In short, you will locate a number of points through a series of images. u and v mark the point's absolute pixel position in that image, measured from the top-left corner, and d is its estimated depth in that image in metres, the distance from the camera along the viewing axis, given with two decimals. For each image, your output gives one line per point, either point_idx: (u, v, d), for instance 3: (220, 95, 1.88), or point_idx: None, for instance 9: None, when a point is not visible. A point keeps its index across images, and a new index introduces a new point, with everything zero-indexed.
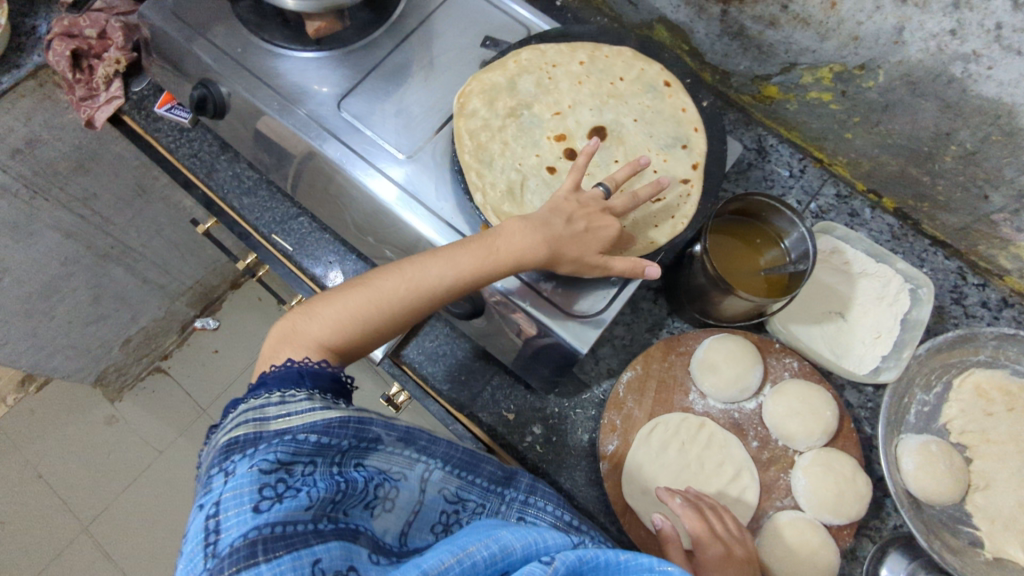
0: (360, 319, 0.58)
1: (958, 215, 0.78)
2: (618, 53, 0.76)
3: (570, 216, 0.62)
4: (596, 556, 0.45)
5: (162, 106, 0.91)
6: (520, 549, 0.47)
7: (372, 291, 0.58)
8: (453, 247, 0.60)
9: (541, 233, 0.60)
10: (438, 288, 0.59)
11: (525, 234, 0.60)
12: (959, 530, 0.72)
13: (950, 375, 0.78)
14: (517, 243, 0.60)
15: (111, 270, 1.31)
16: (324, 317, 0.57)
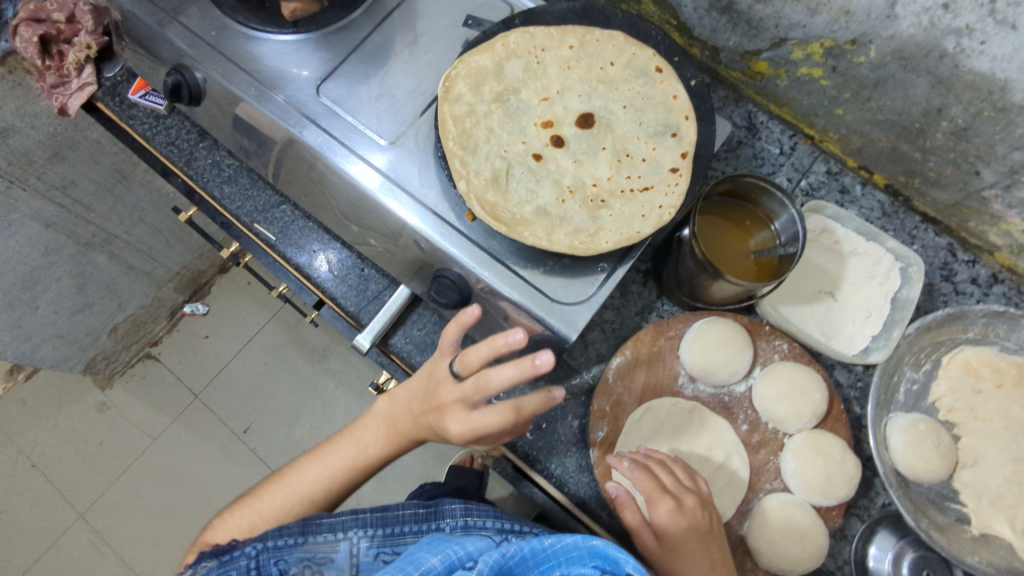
0: (261, 521, 0.63)
1: (950, 191, 0.77)
2: (609, 36, 0.73)
3: (422, 406, 0.60)
4: (518, 551, 0.55)
5: (135, 94, 0.89)
6: (442, 563, 0.53)
7: (264, 505, 0.63)
8: (339, 445, 0.65)
9: (397, 428, 0.62)
10: (321, 487, 0.63)
11: (386, 429, 0.63)
12: (947, 507, 0.72)
13: (939, 353, 0.77)
14: (387, 427, 0.63)
15: (95, 257, 1.31)
16: (239, 519, 0.64)
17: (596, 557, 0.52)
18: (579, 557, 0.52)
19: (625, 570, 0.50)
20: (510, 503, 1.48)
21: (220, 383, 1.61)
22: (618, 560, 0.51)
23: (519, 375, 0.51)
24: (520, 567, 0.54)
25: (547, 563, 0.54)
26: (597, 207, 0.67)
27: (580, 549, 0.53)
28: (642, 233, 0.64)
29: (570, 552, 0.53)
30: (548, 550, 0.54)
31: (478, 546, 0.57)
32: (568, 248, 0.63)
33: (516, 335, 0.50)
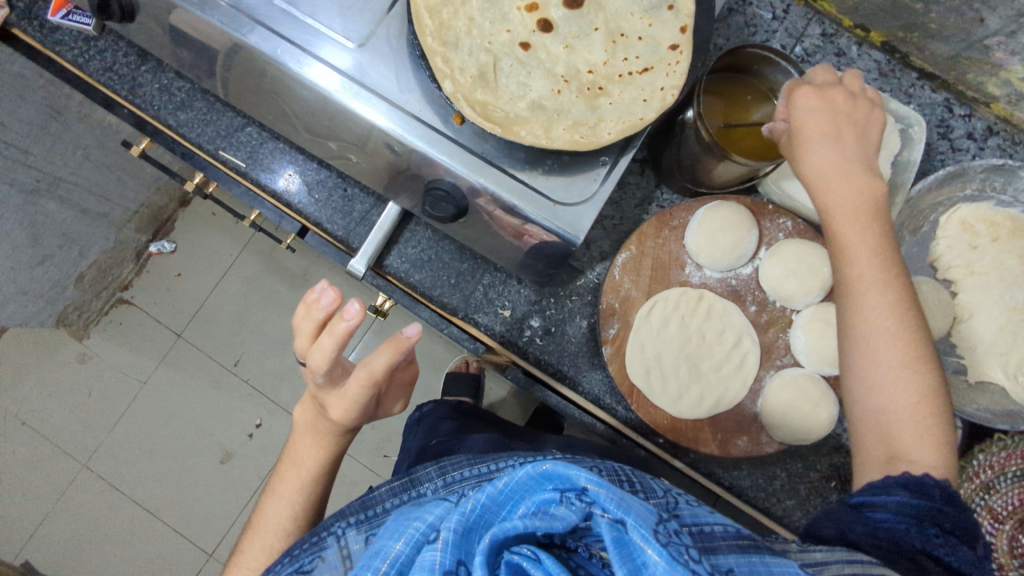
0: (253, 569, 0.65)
1: (951, 43, 0.73)
2: None
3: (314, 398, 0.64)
4: (476, 502, 0.43)
5: (56, 14, 0.76)
6: (408, 546, 0.43)
7: (250, 557, 0.66)
8: (283, 473, 0.68)
9: (314, 428, 0.66)
10: (290, 512, 0.66)
11: (309, 434, 0.67)
12: (945, 361, 0.75)
13: (937, 214, 0.77)
14: (312, 436, 0.67)
15: (45, 205, 1.22)
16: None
17: (553, 478, 0.43)
18: (536, 484, 0.43)
19: (581, 485, 0.41)
20: (510, 402, 1.52)
21: (202, 320, 1.57)
22: (570, 476, 0.41)
23: (331, 341, 0.55)
24: (487, 519, 0.43)
25: (512, 502, 0.43)
26: (595, 95, 0.62)
27: (534, 477, 0.44)
28: (645, 119, 0.61)
29: (526, 484, 0.44)
30: (506, 492, 0.43)
31: (445, 509, 0.45)
32: (570, 143, 0.59)
33: (328, 297, 0.57)
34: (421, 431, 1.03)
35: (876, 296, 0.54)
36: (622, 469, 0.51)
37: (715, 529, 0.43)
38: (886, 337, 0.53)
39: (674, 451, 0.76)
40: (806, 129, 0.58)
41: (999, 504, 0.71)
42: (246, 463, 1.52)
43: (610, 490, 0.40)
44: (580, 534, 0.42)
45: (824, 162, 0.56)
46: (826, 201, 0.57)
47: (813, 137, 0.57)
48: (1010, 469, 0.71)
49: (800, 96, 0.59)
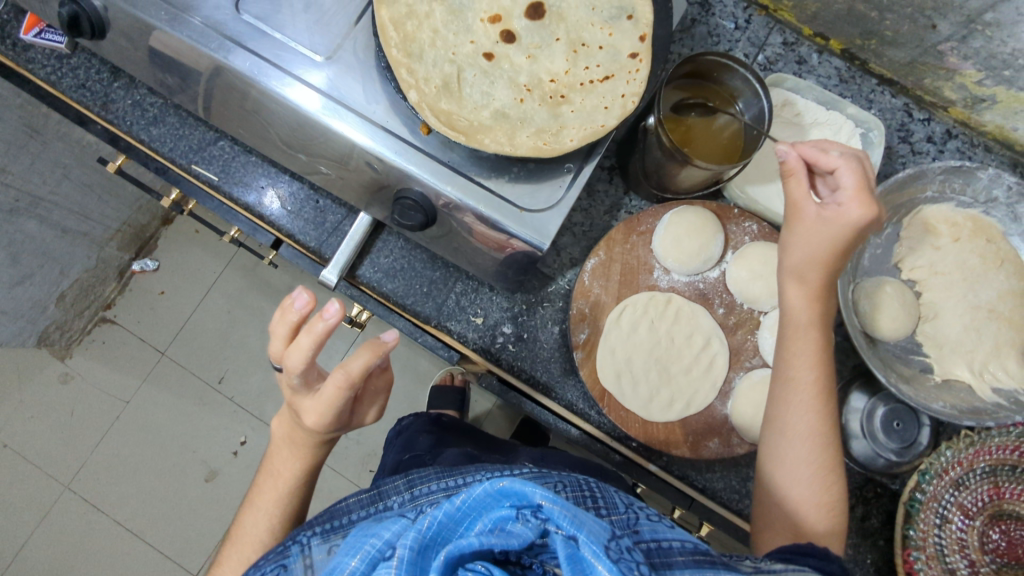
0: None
1: (906, 49, 0.75)
2: None
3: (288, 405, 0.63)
4: (432, 520, 0.40)
5: (28, 33, 0.79)
6: (363, 563, 0.41)
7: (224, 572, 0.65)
8: (259, 485, 0.68)
9: (291, 436, 0.66)
10: (267, 521, 0.65)
11: (285, 442, 0.67)
12: (911, 360, 0.76)
13: (900, 216, 0.79)
14: (289, 445, 0.66)
15: (24, 224, 1.22)
16: None
17: (511, 495, 0.41)
18: (494, 501, 0.41)
19: (536, 502, 0.39)
20: (495, 414, 1.52)
21: (185, 337, 1.56)
22: (525, 493, 0.40)
23: (306, 338, 0.54)
24: (445, 535, 0.40)
25: (470, 520, 0.41)
26: (557, 103, 0.64)
27: (491, 494, 0.41)
28: (607, 126, 0.62)
29: (484, 501, 0.41)
30: (463, 509, 0.41)
31: (403, 525, 0.43)
32: (533, 150, 0.60)
33: (303, 297, 0.56)
34: (396, 446, 1.04)
35: (816, 402, 0.59)
36: (586, 484, 0.50)
37: (673, 544, 0.42)
38: (817, 438, 0.58)
39: (648, 455, 0.76)
40: (832, 233, 0.56)
41: (968, 500, 0.72)
42: (230, 481, 1.51)
43: (565, 505, 0.39)
44: (536, 551, 0.40)
45: (824, 266, 0.58)
46: (805, 301, 0.60)
47: (831, 240, 0.56)
48: (979, 465, 0.72)
49: (861, 205, 0.55)
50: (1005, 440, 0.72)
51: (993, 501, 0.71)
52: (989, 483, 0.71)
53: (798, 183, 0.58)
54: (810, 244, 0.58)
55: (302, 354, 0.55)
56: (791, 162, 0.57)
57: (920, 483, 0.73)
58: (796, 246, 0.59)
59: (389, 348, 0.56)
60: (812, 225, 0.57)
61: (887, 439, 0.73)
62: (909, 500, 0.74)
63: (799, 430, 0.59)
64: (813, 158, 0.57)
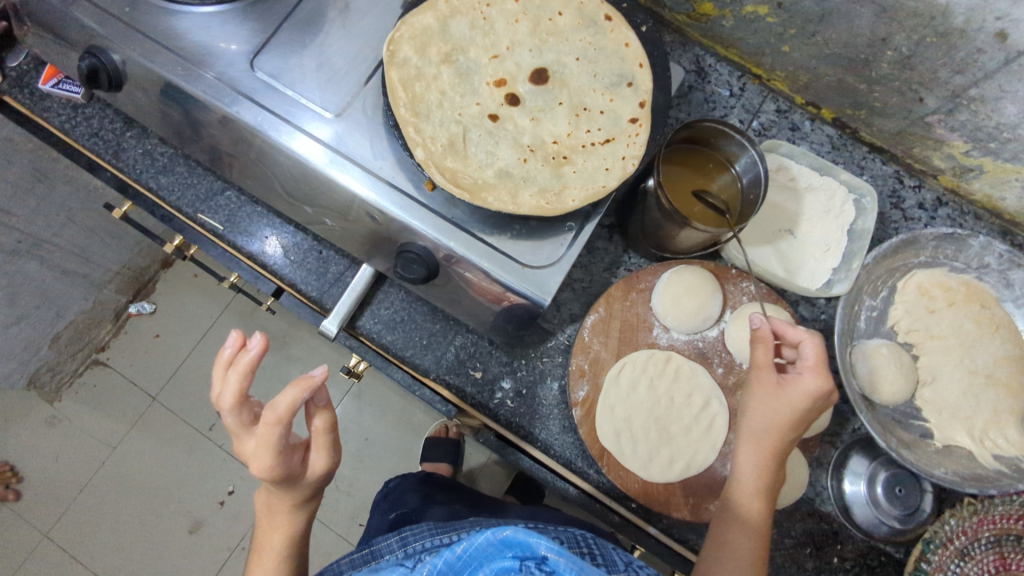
0: None
1: (895, 120, 0.78)
2: None
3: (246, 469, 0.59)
4: (433, 568, 0.47)
5: (46, 83, 0.82)
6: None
7: None
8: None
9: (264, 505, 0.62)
10: None
11: (264, 517, 0.63)
12: (911, 425, 0.76)
13: (894, 279, 0.80)
14: (267, 517, 0.62)
15: (24, 265, 1.22)
16: None
17: (512, 546, 0.44)
18: (496, 551, 0.45)
19: (541, 554, 0.43)
20: (490, 469, 1.50)
21: (177, 382, 1.55)
22: (530, 543, 0.43)
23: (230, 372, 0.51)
24: None
25: (470, 570, 0.45)
26: (559, 163, 0.65)
27: (494, 543, 0.45)
28: (607, 186, 0.64)
29: (486, 551, 0.45)
30: (464, 557, 0.46)
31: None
32: (535, 209, 0.61)
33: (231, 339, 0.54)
34: (386, 506, 1.02)
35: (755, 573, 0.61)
36: (586, 541, 0.52)
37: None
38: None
39: (647, 517, 0.75)
40: (789, 401, 0.62)
41: (974, 571, 0.70)
42: (215, 532, 1.47)
43: (570, 559, 0.42)
44: None
45: (775, 436, 0.63)
46: (746, 444, 0.65)
47: (789, 409, 0.62)
48: (983, 535, 0.71)
49: (820, 376, 0.62)
50: (1009, 509, 0.71)
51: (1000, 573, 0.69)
52: (996, 553, 0.70)
53: (765, 349, 0.65)
54: (765, 413, 0.64)
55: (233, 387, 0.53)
56: (763, 328, 0.64)
57: (926, 552, 0.72)
58: (752, 413, 0.65)
59: (319, 384, 0.52)
60: (770, 395, 0.63)
61: (890, 505, 0.72)
62: (914, 571, 0.72)
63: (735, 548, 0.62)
64: (781, 329, 0.66)
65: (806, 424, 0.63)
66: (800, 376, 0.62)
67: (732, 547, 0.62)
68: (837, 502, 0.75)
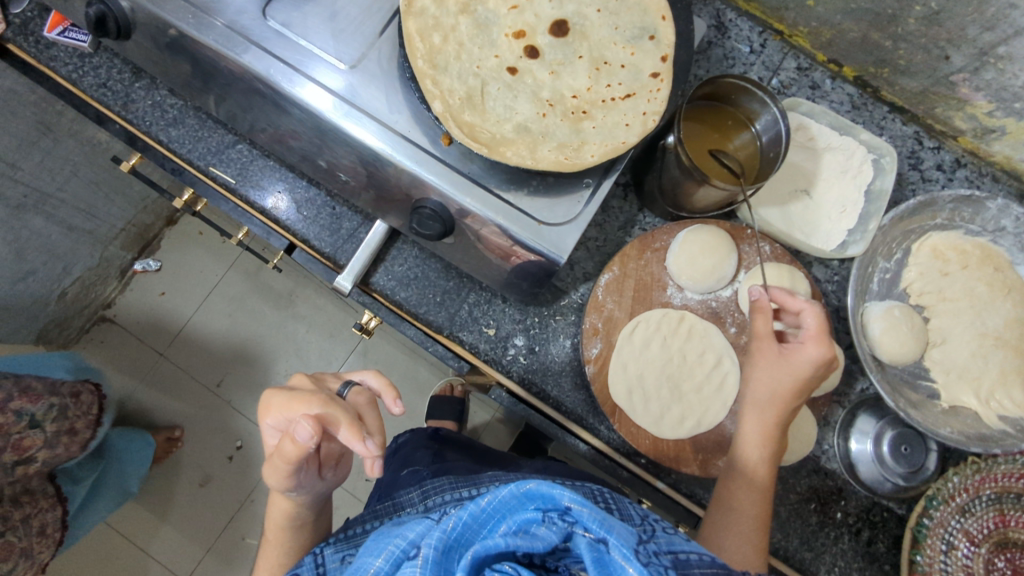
0: None
1: (918, 79, 0.77)
2: None
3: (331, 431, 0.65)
4: (458, 521, 0.43)
5: (52, 31, 0.80)
6: (387, 563, 0.43)
7: None
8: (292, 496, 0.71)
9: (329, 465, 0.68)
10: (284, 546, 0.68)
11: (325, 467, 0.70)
12: (919, 386, 0.77)
13: (909, 241, 0.80)
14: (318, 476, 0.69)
15: (31, 220, 1.21)
16: None
17: (536, 498, 0.44)
18: (519, 503, 0.44)
19: (565, 505, 0.43)
20: (494, 427, 1.53)
21: (185, 340, 1.56)
22: (554, 495, 0.43)
23: (328, 400, 0.55)
24: (468, 538, 0.43)
25: (493, 522, 0.44)
26: (579, 119, 0.64)
27: (516, 496, 0.44)
28: (627, 143, 0.63)
29: (509, 503, 0.44)
30: (488, 510, 0.44)
31: (425, 526, 0.46)
32: (554, 164, 0.61)
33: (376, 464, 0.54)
34: (394, 461, 1.04)
35: (756, 534, 0.63)
36: (602, 495, 0.52)
37: (692, 557, 0.43)
38: (749, 568, 0.62)
39: (656, 472, 0.77)
40: (793, 370, 0.64)
41: (974, 527, 0.72)
42: (226, 485, 1.51)
43: (592, 509, 0.42)
44: (558, 555, 0.43)
45: (778, 404, 0.65)
46: (750, 409, 0.67)
47: (791, 378, 0.64)
48: (984, 492, 0.73)
49: (822, 344, 0.63)
50: (1010, 467, 0.73)
51: (999, 528, 0.71)
52: (995, 510, 0.72)
53: (765, 320, 0.67)
54: (769, 379, 0.65)
55: (352, 411, 0.57)
56: (761, 297, 0.67)
57: (928, 508, 0.73)
58: (755, 381, 0.66)
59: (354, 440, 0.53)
60: (773, 365, 0.65)
61: (895, 463, 0.73)
62: (916, 525, 0.73)
63: (743, 508, 0.64)
64: (782, 300, 0.67)
65: (812, 387, 0.65)
66: (802, 344, 0.64)
67: (736, 508, 0.64)
68: (843, 460, 0.77)
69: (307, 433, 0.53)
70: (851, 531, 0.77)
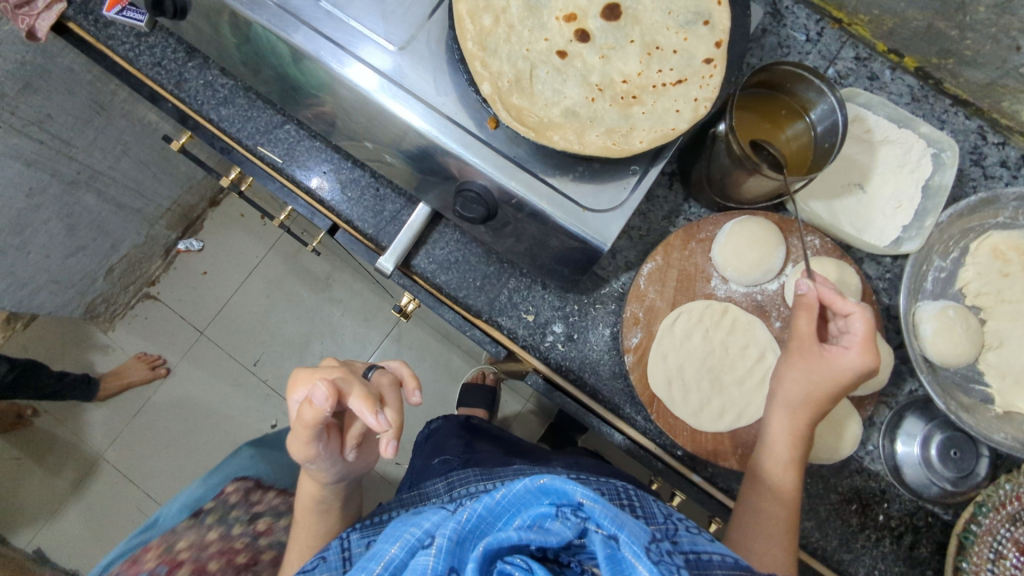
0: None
1: (985, 70, 0.74)
2: None
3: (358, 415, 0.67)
4: (472, 512, 0.43)
5: (111, 10, 0.80)
6: (402, 551, 0.43)
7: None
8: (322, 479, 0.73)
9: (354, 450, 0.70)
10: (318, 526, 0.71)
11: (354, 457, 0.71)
12: (972, 389, 0.74)
13: (967, 240, 0.77)
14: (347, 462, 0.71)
15: (83, 197, 1.25)
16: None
17: (551, 493, 0.43)
18: (534, 497, 0.44)
19: (578, 500, 0.41)
20: (524, 417, 1.53)
21: (224, 318, 1.59)
22: (567, 490, 0.42)
23: (348, 371, 0.57)
24: (482, 529, 0.43)
25: (507, 515, 0.44)
26: (628, 104, 0.63)
27: (531, 490, 0.44)
28: (677, 130, 0.61)
29: (524, 498, 0.44)
30: (503, 503, 0.44)
31: (441, 516, 0.46)
32: (602, 149, 0.60)
33: (389, 445, 0.53)
34: (423, 448, 1.06)
35: (785, 531, 0.63)
36: (626, 493, 0.53)
37: (715, 557, 0.43)
38: (778, 571, 0.61)
39: (692, 465, 0.76)
40: (830, 372, 0.62)
41: None
42: None
43: (606, 506, 0.41)
44: (573, 549, 0.42)
45: (812, 405, 0.63)
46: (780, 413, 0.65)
47: (828, 381, 0.62)
48: None
49: (865, 353, 0.60)
50: None
51: None
52: None
53: (808, 319, 0.64)
54: (802, 381, 0.63)
55: (371, 388, 0.58)
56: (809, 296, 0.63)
57: (976, 515, 0.71)
58: (788, 381, 0.65)
59: (366, 414, 0.54)
60: (805, 368, 0.63)
61: (943, 467, 0.70)
62: (963, 532, 0.71)
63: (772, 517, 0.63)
64: (831, 300, 0.64)
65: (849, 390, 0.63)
66: (845, 352, 0.61)
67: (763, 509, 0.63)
68: (888, 462, 0.75)
69: (324, 396, 0.55)
70: (893, 535, 0.75)
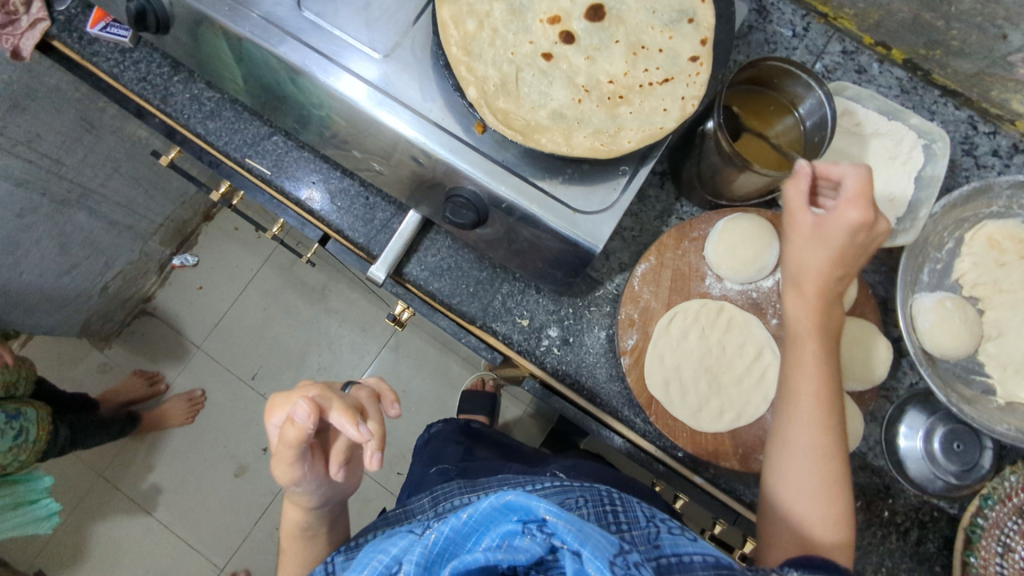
0: None
1: (973, 60, 0.73)
2: None
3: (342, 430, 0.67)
4: (439, 535, 0.43)
5: (95, 26, 0.80)
6: None
7: None
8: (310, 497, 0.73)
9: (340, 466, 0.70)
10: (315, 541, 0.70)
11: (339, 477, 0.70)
12: (972, 380, 0.73)
13: (962, 230, 0.76)
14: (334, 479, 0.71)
15: (74, 215, 1.24)
16: None
17: (516, 509, 0.42)
18: (501, 514, 0.43)
19: (541, 516, 0.41)
20: (525, 422, 1.52)
21: (220, 333, 1.58)
22: (531, 507, 0.41)
23: (326, 385, 0.57)
24: (451, 550, 0.43)
25: (476, 535, 0.43)
26: (615, 104, 0.63)
27: (497, 507, 0.43)
28: (665, 129, 0.61)
29: (491, 515, 0.43)
30: (470, 523, 0.43)
31: (409, 541, 0.47)
32: (589, 151, 0.59)
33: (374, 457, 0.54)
34: (423, 455, 1.04)
35: (809, 447, 0.58)
36: (609, 497, 0.52)
37: (695, 558, 0.43)
38: (797, 460, 0.58)
39: (694, 467, 0.75)
40: (823, 236, 0.58)
41: None
42: (260, 477, 1.52)
43: (569, 521, 0.40)
44: (545, 563, 0.42)
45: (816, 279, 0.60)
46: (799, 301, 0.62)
47: (824, 247, 0.58)
48: None
49: (852, 205, 0.56)
50: None
51: None
52: None
53: (798, 190, 0.60)
54: (805, 254, 0.60)
55: (351, 400, 0.58)
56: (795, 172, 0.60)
57: (983, 508, 0.69)
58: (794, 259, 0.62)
59: (349, 426, 0.54)
60: (807, 239, 0.60)
61: (947, 462, 0.70)
62: (970, 526, 0.70)
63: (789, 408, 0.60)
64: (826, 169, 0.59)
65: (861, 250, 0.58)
66: (836, 213, 0.58)
67: (805, 485, 0.56)
68: (890, 457, 0.74)
69: (304, 413, 0.54)
70: (899, 530, 0.74)
